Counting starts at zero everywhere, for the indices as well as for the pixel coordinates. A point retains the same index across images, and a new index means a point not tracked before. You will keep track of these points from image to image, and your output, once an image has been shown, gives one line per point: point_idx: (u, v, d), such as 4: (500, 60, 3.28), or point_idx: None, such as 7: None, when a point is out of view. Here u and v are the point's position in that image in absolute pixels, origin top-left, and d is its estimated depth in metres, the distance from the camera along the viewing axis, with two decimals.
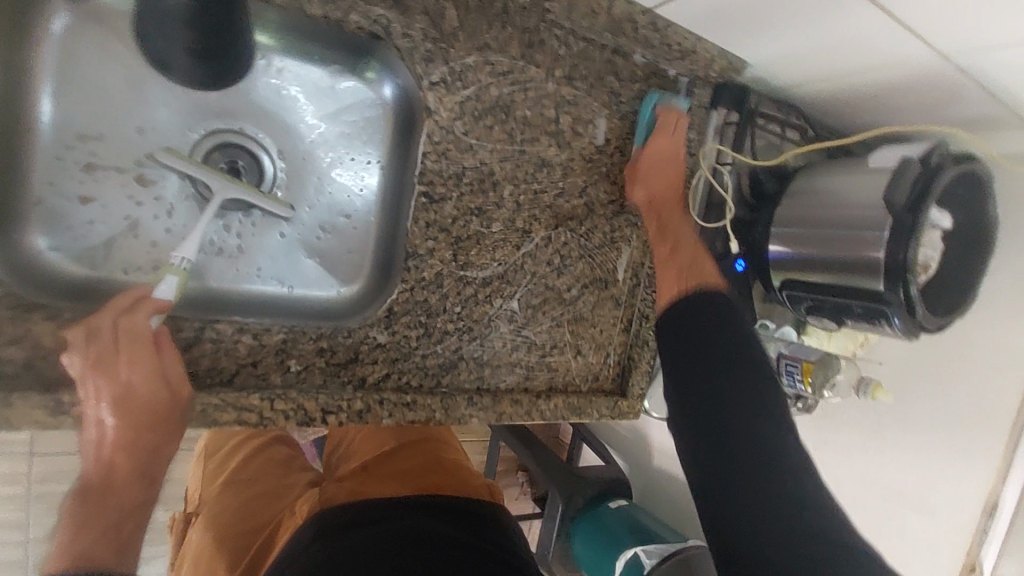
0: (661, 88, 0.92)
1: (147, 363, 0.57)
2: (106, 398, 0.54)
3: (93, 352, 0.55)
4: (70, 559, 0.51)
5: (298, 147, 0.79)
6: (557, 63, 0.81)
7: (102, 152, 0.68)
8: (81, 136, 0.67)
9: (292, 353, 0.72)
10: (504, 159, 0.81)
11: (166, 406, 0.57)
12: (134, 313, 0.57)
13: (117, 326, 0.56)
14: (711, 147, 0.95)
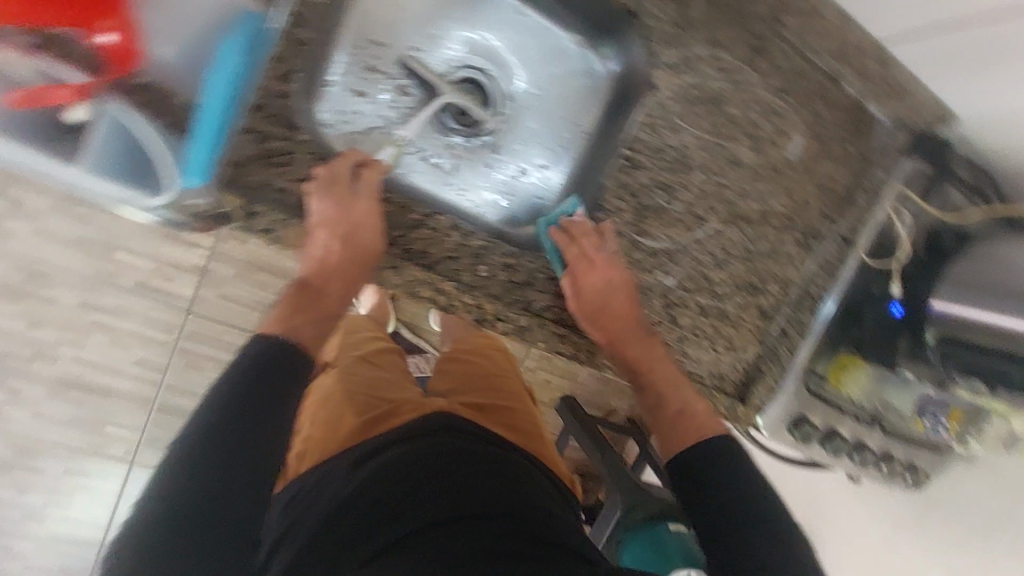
0: (860, 122, 0.95)
1: (369, 215, 0.72)
2: (335, 227, 0.70)
3: (338, 187, 0.71)
4: (285, 328, 0.65)
5: (518, 96, 0.91)
6: (775, 74, 0.87)
7: (382, 61, 0.83)
8: (371, 43, 0.81)
9: (484, 261, 0.81)
10: (704, 147, 0.87)
11: (373, 252, 0.72)
12: (372, 170, 0.74)
13: (357, 175, 0.73)
14: (896, 190, 0.96)
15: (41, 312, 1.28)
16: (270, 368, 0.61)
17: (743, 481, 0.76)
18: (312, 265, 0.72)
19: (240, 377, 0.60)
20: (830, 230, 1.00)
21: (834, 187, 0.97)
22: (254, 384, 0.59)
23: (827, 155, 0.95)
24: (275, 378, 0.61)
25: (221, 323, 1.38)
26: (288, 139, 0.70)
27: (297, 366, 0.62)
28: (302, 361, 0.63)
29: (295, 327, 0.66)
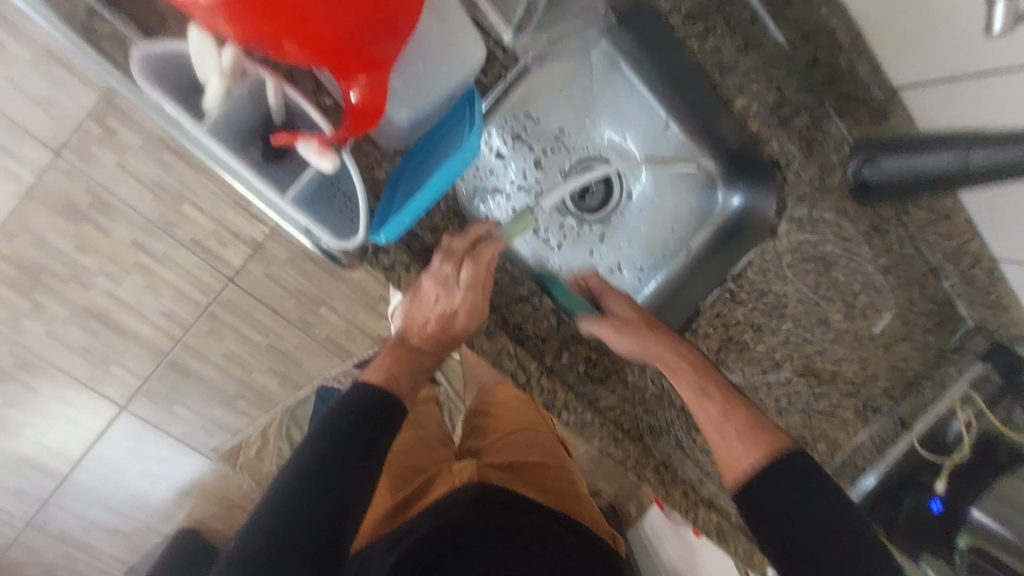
0: (945, 317, 0.98)
1: (475, 299, 0.67)
2: (440, 300, 0.66)
3: (448, 260, 0.66)
4: (383, 376, 0.71)
5: (640, 198, 0.89)
6: (885, 253, 0.90)
7: (530, 130, 0.81)
8: (527, 114, 0.80)
9: (569, 348, 0.82)
10: (801, 301, 0.89)
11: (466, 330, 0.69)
12: (489, 245, 0.68)
13: (470, 248, 0.67)
14: (961, 390, 0.99)
15: (94, 238, 1.13)
16: (370, 411, 0.67)
17: (812, 511, 0.65)
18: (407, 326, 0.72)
19: (339, 421, 0.66)
20: (890, 409, 1.00)
21: (905, 369, 0.99)
22: (354, 419, 0.66)
23: (909, 340, 0.97)
24: (375, 416, 0.67)
25: (254, 298, 1.28)
26: None
27: (386, 411, 0.68)
28: (387, 408, 0.68)
29: (395, 375, 0.71)
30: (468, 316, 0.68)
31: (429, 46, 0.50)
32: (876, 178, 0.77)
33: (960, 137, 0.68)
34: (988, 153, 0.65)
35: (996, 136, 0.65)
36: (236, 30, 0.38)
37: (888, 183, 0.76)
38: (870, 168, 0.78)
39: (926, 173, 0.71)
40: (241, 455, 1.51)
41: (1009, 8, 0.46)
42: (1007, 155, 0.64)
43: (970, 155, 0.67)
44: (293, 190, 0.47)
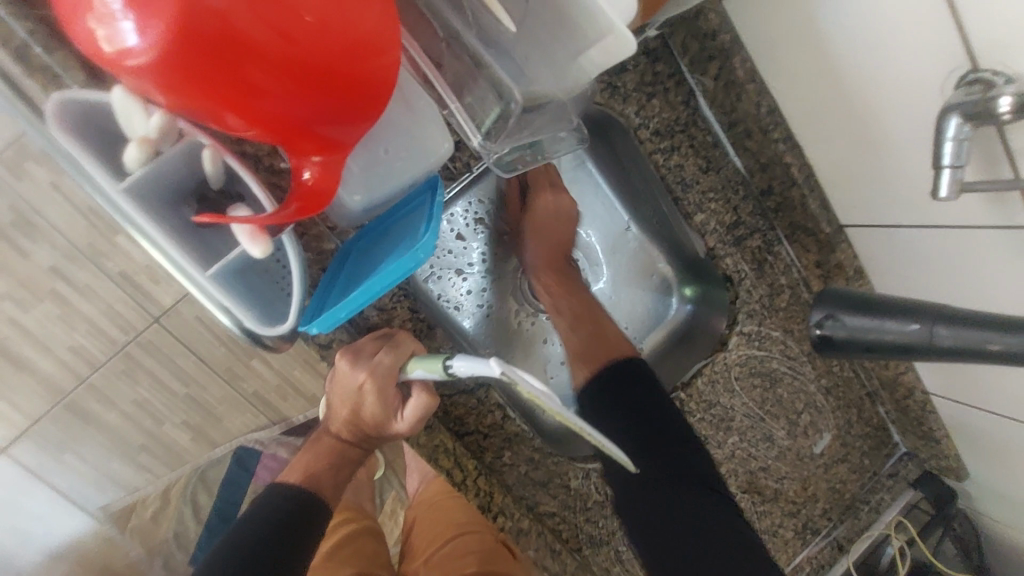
0: (880, 441, 0.99)
1: (383, 374, 0.60)
2: (354, 384, 0.61)
3: (360, 348, 0.62)
4: (305, 477, 0.64)
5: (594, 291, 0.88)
6: (827, 374, 0.92)
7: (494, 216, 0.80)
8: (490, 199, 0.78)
9: (513, 448, 0.76)
10: (747, 416, 0.89)
11: (384, 425, 0.64)
12: (408, 343, 0.63)
13: (388, 341, 0.63)
14: (892, 515, 1.00)
15: (9, 262, 1.00)
16: (280, 524, 0.59)
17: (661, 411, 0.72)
18: (331, 414, 0.66)
19: (244, 536, 0.58)
20: (828, 530, 0.99)
21: (843, 491, 0.99)
22: (258, 537, 0.58)
23: (847, 461, 0.98)
24: (285, 532, 0.59)
25: (179, 343, 1.17)
26: None
27: (304, 523, 0.60)
28: (304, 519, 0.60)
29: (317, 474, 0.64)
30: (377, 407, 0.62)
31: (389, 135, 0.48)
32: (842, 338, 0.54)
33: (928, 305, 0.50)
34: (958, 333, 0.47)
35: (965, 311, 0.48)
36: (173, 92, 0.35)
37: (855, 347, 0.53)
38: (835, 326, 0.54)
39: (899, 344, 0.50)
40: (132, 518, 1.33)
41: (955, 178, 0.49)
42: (981, 335, 0.46)
43: (936, 332, 0.48)
44: (216, 267, 0.44)
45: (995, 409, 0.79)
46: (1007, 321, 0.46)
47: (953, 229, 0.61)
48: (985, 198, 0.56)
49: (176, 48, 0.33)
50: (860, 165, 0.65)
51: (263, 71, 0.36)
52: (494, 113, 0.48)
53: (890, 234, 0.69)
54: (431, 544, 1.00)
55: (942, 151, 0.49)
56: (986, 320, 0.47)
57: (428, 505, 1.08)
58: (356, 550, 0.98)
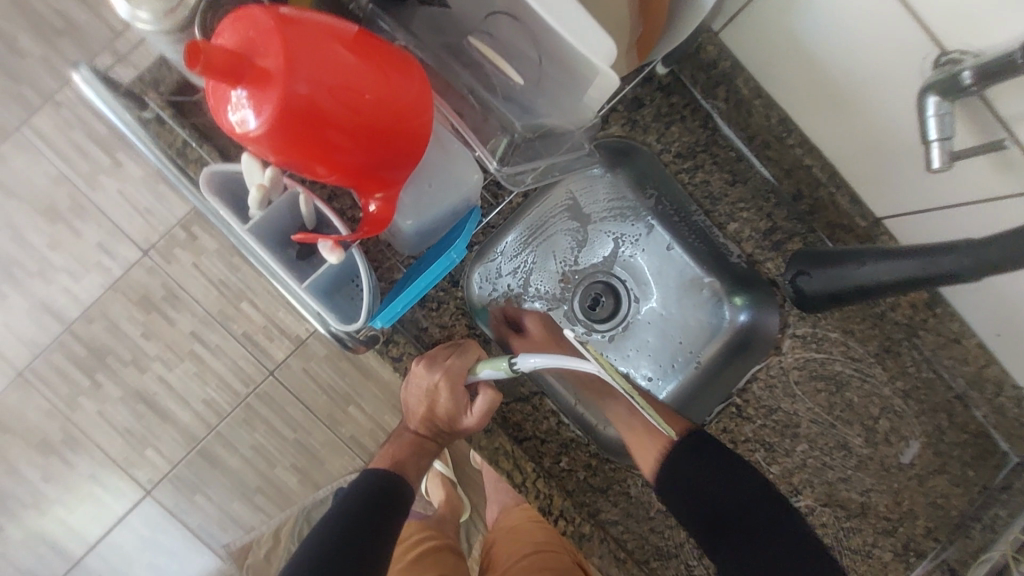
0: (985, 450, 0.91)
1: (456, 372, 0.71)
2: (429, 383, 0.71)
3: (432, 353, 0.73)
4: (390, 463, 0.75)
5: (646, 309, 0.93)
6: (902, 375, 0.87)
7: (537, 244, 0.88)
8: (531, 231, 0.87)
9: (569, 453, 0.82)
10: (814, 422, 0.87)
11: (453, 421, 0.73)
12: (469, 351, 0.73)
13: (456, 348, 0.74)
14: (1010, 536, 0.87)
15: (159, 327, 1.29)
16: (373, 502, 0.70)
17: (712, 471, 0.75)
18: (407, 412, 0.76)
19: (348, 508, 0.69)
20: (935, 552, 0.90)
21: (948, 509, 0.90)
22: (357, 510, 0.69)
23: (945, 473, 0.90)
24: (378, 509, 0.70)
25: (288, 392, 1.36)
26: (447, 290, 0.79)
27: (396, 502, 0.71)
28: (395, 498, 0.71)
29: (401, 461, 0.75)
30: (448, 403, 0.71)
31: (431, 173, 0.61)
32: (811, 290, 0.70)
33: (874, 250, 0.64)
34: (891, 266, 0.61)
35: (902, 247, 0.62)
36: (279, 154, 0.49)
37: (821, 299, 0.69)
38: (806, 280, 0.70)
39: (867, 284, 0.64)
40: (249, 556, 1.44)
41: (945, 148, 0.53)
42: (914, 267, 0.59)
43: (878, 269, 0.63)
44: (308, 281, 0.58)
45: None
46: (937, 248, 0.58)
47: (976, 203, 0.61)
48: (994, 164, 0.56)
49: (280, 124, 0.46)
50: (877, 154, 0.68)
51: (343, 135, 0.49)
52: (503, 144, 0.62)
53: (924, 220, 0.68)
54: (508, 556, 1.08)
55: (928, 126, 0.53)
56: (904, 249, 0.61)
57: (507, 528, 1.15)
58: (438, 559, 1.10)
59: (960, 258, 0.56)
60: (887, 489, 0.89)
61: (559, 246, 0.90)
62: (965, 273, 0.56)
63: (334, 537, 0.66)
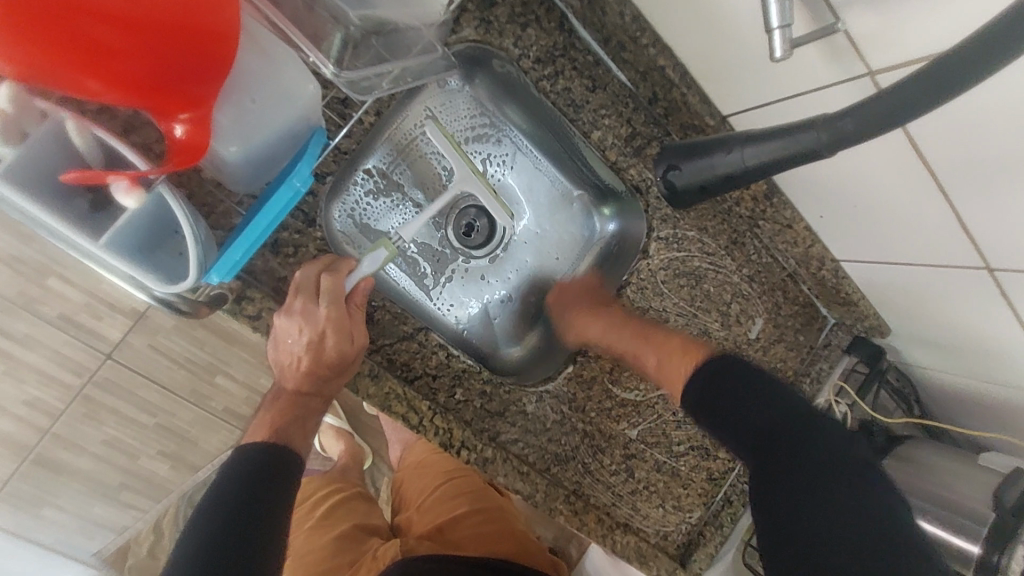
0: (810, 317, 1.07)
1: (341, 320, 0.66)
2: (305, 332, 0.64)
3: (304, 299, 0.65)
4: (272, 432, 0.67)
5: (519, 231, 0.91)
6: (747, 263, 0.98)
7: (399, 170, 0.81)
8: (391, 154, 0.79)
9: (463, 384, 0.81)
10: (680, 314, 0.95)
11: (343, 367, 0.67)
12: (342, 278, 0.67)
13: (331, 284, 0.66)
14: (832, 384, 1.08)
15: None
16: (254, 478, 0.63)
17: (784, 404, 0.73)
18: (281, 372, 0.67)
19: (228, 492, 0.62)
20: None
21: (786, 369, 1.07)
22: (238, 491, 0.62)
23: (782, 342, 1.05)
24: (263, 484, 0.63)
25: (136, 375, 1.16)
26: (302, 233, 0.71)
27: (284, 471, 0.65)
28: (283, 467, 0.65)
29: (283, 428, 0.67)
30: (332, 353, 0.65)
31: (252, 84, 0.50)
32: (682, 183, 0.73)
33: (739, 135, 0.63)
34: (758, 148, 0.60)
35: (766, 130, 0.59)
36: (17, 63, 0.37)
37: (691, 191, 0.72)
38: (677, 174, 0.73)
39: (727, 172, 0.65)
40: (129, 558, 1.35)
41: (785, 36, 0.54)
42: (778, 146, 0.57)
43: (746, 153, 0.61)
44: (106, 235, 0.46)
45: (898, 251, 0.82)
46: (795, 125, 0.54)
47: (810, 93, 0.65)
48: (824, 55, 0.61)
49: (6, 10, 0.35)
50: (721, 51, 0.70)
51: (110, 27, 0.38)
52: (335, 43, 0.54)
53: (760, 116, 0.74)
54: (422, 492, 1.08)
55: (770, 14, 0.54)
56: (770, 130, 0.58)
57: (415, 464, 1.13)
58: (349, 507, 1.07)
59: (817, 133, 0.51)
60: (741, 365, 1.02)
61: (421, 168, 0.83)
62: (815, 148, 0.52)
63: (216, 527, 0.60)
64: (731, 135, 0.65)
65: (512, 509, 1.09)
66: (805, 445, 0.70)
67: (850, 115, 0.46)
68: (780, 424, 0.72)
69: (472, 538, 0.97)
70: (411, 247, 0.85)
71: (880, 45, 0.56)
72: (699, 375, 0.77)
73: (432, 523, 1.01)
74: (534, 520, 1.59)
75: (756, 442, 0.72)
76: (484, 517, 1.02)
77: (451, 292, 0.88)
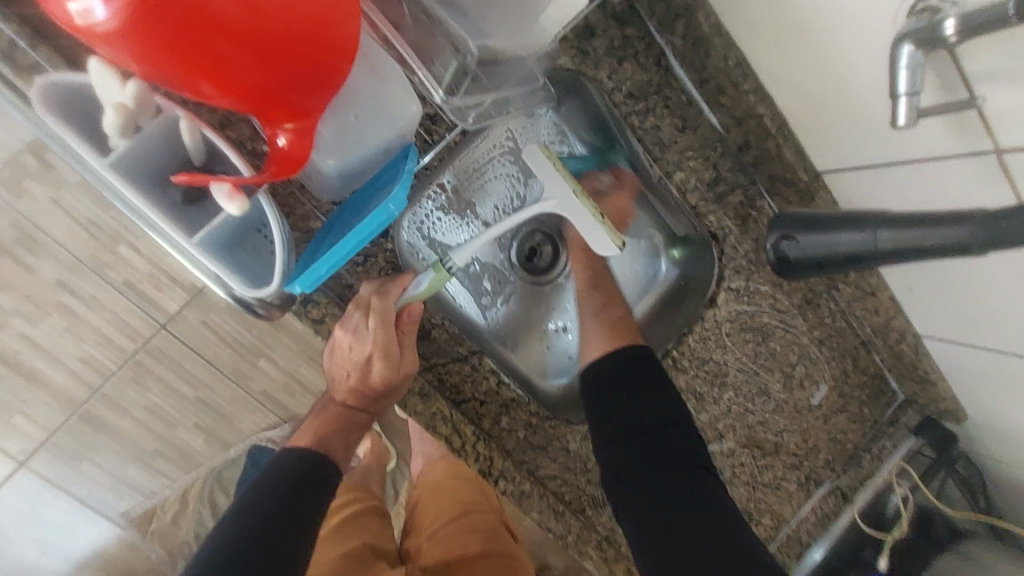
0: (878, 389, 1.00)
1: (390, 344, 0.65)
2: (357, 349, 0.64)
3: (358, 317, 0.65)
4: (312, 442, 0.67)
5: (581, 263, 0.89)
6: (819, 325, 0.92)
7: (471, 187, 0.79)
8: (469, 171, 0.77)
9: (509, 414, 0.79)
10: (741, 370, 0.90)
11: (392, 387, 0.67)
12: (389, 297, 0.65)
13: (382, 306, 0.65)
14: (894, 462, 1.00)
15: (13, 276, 1.01)
16: (293, 484, 0.62)
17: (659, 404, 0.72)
18: (334, 383, 0.69)
19: (264, 492, 0.61)
20: (831, 480, 1.01)
21: (844, 441, 1.00)
22: (275, 495, 0.61)
23: (845, 412, 0.99)
24: (299, 493, 0.62)
25: (187, 348, 1.18)
26: (375, 242, 0.71)
27: (322, 481, 0.65)
28: (321, 476, 0.64)
29: (327, 437, 0.68)
30: (383, 373, 0.65)
31: (359, 100, 0.52)
32: (796, 257, 0.59)
33: (873, 213, 0.53)
34: (894, 233, 0.50)
35: (909, 215, 0.50)
36: (146, 63, 0.38)
37: (806, 265, 0.58)
38: (791, 245, 0.59)
39: (843, 253, 0.54)
40: (153, 521, 1.39)
41: (913, 105, 0.50)
42: (921, 236, 0.48)
43: (878, 236, 0.51)
44: (200, 233, 0.47)
45: (992, 339, 0.76)
46: (951, 216, 0.46)
47: (924, 162, 0.61)
48: (948, 126, 0.56)
49: (149, 26, 0.36)
50: (831, 106, 0.66)
51: (233, 40, 0.38)
52: (452, 70, 0.54)
53: (860, 178, 0.70)
54: (435, 520, 1.06)
55: (899, 79, 0.50)
56: (920, 217, 0.48)
57: (432, 486, 1.11)
58: (360, 524, 1.04)
59: (973, 230, 0.44)
60: (798, 433, 0.96)
61: (494, 187, 0.81)
62: (963, 246, 0.45)
63: (246, 527, 0.59)
64: (856, 213, 0.54)
65: (523, 558, 1.06)
66: (659, 433, 0.71)
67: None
68: (653, 421, 0.71)
69: None
70: (475, 265, 0.83)
71: (1013, 126, 0.51)
72: (610, 357, 0.74)
73: (441, 557, 0.98)
74: (546, 549, 1.54)
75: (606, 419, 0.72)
76: (495, 563, 0.99)
77: (508, 316, 0.85)
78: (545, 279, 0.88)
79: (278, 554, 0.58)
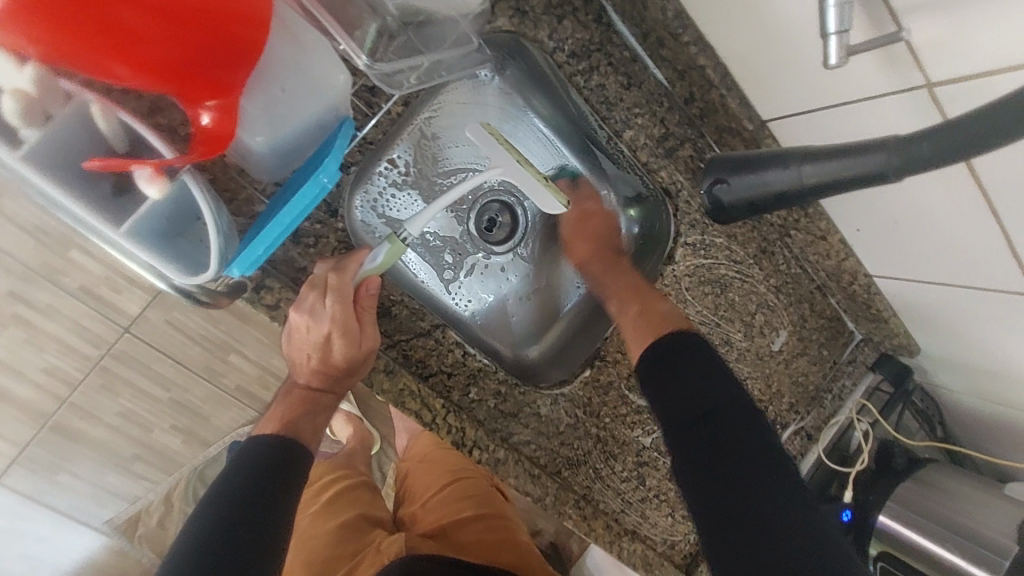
0: (835, 331, 1.04)
1: (349, 322, 0.64)
2: (314, 331, 0.63)
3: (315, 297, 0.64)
4: (281, 424, 0.67)
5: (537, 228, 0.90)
6: (774, 273, 0.95)
7: (422, 161, 0.78)
8: (418, 145, 0.77)
9: (478, 384, 0.80)
10: (703, 322, 0.92)
11: (353, 366, 0.66)
12: (345, 273, 0.65)
13: (339, 285, 0.64)
14: (855, 400, 1.05)
15: None
16: (264, 466, 0.62)
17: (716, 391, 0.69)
18: (296, 367, 0.68)
19: (237, 476, 0.62)
20: (798, 422, 1.04)
21: (807, 384, 1.04)
22: (248, 477, 0.61)
23: (806, 355, 1.02)
24: (271, 475, 0.62)
25: (154, 350, 1.16)
26: (325, 223, 0.70)
27: (295, 461, 0.65)
28: (293, 455, 0.65)
29: (295, 422, 0.67)
30: (345, 351, 0.65)
31: (282, 70, 0.49)
32: (731, 198, 0.67)
33: (797, 150, 0.57)
34: (816, 167, 0.54)
35: (830, 147, 0.54)
36: (47, 45, 0.36)
37: (741, 207, 0.66)
38: (724, 188, 0.67)
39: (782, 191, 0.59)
40: (140, 527, 1.38)
41: (841, 43, 0.51)
42: (842, 168, 0.51)
43: (803, 171, 0.56)
44: (128, 223, 0.46)
45: (939, 273, 0.79)
46: (864, 144, 0.49)
47: (861, 103, 0.62)
48: (880, 63, 0.57)
49: (45, 7, 0.34)
50: (769, 52, 0.66)
51: (138, 14, 0.37)
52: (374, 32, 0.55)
53: (802, 123, 0.71)
54: (428, 488, 1.08)
55: (827, 18, 0.50)
56: (839, 148, 0.52)
57: (420, 458, 1.13)
58: (354, 497, 1.07)
59: (889, 157, 0.46)
60: (763, 379, 0.99)
61: (445, 160, 0.80)
62: (885, 171, 0.46)
63: (222, 511, 0.60)
64: (785, 150, 0.59)
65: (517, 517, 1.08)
66: (727, 427, 0.68)
67: (933, 137, 0.41)
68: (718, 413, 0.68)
69: (474, 542, 0.95)
70: (433, 238, 0.84)
71: (940, 57, 0.52)
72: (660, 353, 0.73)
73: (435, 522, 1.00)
74: (536, 515, 1.57)
75: (690, 425, 0.69)
76: (488, 524, 1.00)
77: (472, 286, 0.86)
78: (507, 248, 0.89)
79: (256, 529, 0.59)
